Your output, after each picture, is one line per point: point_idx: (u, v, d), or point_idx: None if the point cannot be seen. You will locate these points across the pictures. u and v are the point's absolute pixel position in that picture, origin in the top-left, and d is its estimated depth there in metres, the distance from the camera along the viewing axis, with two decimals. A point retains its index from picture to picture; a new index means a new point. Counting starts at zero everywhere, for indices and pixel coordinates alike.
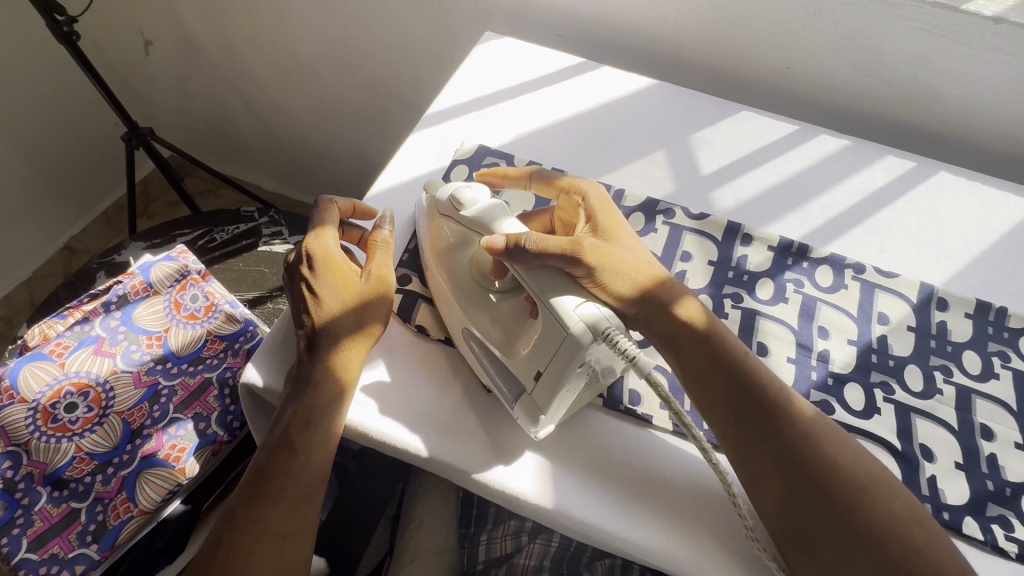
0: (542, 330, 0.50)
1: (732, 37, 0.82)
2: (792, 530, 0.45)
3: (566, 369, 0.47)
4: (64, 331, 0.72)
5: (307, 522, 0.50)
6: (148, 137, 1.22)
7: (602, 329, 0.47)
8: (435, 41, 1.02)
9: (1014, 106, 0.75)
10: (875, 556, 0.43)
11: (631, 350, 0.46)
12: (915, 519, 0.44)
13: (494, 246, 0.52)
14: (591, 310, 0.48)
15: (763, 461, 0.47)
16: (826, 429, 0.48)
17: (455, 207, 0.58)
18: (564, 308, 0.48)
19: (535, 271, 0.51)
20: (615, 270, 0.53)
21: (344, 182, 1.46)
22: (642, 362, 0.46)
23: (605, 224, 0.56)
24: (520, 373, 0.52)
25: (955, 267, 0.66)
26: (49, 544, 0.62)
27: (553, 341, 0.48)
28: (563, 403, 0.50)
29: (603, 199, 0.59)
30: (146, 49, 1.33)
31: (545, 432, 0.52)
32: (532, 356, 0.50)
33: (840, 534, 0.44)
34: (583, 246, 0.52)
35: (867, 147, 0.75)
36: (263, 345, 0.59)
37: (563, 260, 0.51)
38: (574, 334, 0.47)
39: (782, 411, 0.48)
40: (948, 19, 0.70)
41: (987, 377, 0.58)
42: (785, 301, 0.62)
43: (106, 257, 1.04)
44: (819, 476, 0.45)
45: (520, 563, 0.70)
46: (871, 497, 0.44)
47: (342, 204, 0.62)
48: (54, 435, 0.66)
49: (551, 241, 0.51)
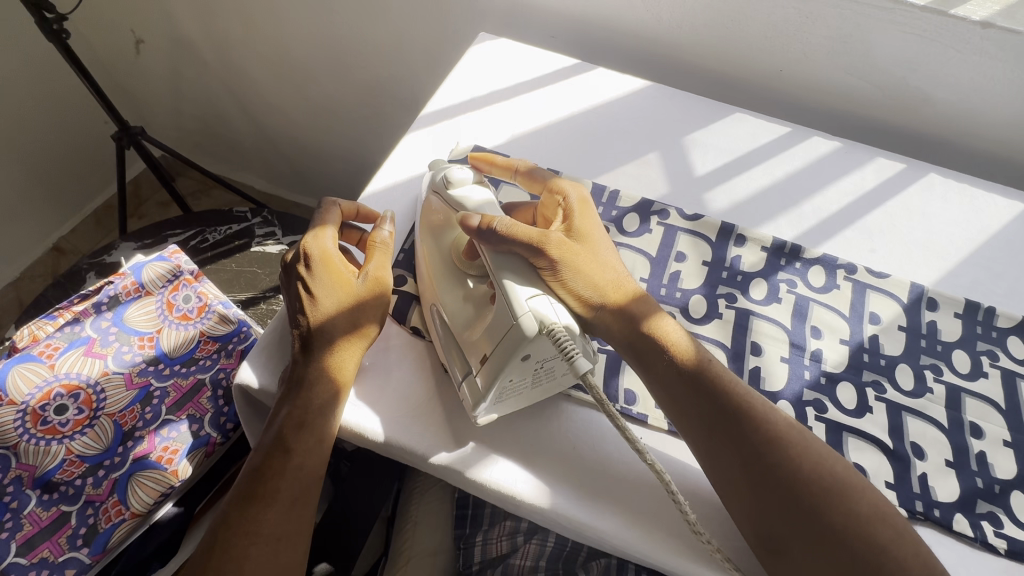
0: (494, 317, 0.51)
1: (724, 40, 0.82)
2: (762, 532, 0.46)
3: (508, 357, 0.48)
4: (54, 332, 0.71)
5: (302, 524, 0.50)
6: (139, 136, 1.20)
7: (548, 323, 0.48)
8: (430, 41, 1.02)
9: (1001, 109, 0.76)
10: (840, 552, 0.44)
11: (570, 348, 0.47)
12: (879, 517, 0.45)
13: (467, 223, 0.53)
14: (542, 303, 0.49)
15: (729, 467, 0.48)
16: (791, 429, 0.49)
17: (444, 185, 0.59)
18: (517, 296, 0.49)
19: (502, 254, 0.52)
20: (577, 268, 0.53)
21: (338, 182, 1.46)
22: (580, 362, 0.47)
23: (580, 225, 0.56)
24: (467, 356, 0.52)
25: (945, 267, 0.67)
26: (38, 548, 0.61)
27: (501, 327, 0.49)
28: (508, 392, 0.51)
29: (583, 200, 0.58)
30: (138, 48, 1.32)
31: (487, 419, 0.52)
32: (482, 339, 0.51)
33: (807, 534, 0.45)
34: (549, 239, 0.52)
35: (858, 149, 0.76)
36: (257, 345, 0.58)
37: (528, 248, 0.52)
38: (520, 323, 0.48)
39: (747, 414, 0.49)
40: (937, 23, 0.71)
41: (976, 376, 0.58)
42: (778, 301, 0.63)
43: (97, 258, 1.03)
44: (785, 478, 0.46)
45: (516, 563, 0.69)
46: (836, 496, 0.45)
47: (346, 206, 0.62)
48: (44, 438, 0.65)
49: (520, 228, 0.52)
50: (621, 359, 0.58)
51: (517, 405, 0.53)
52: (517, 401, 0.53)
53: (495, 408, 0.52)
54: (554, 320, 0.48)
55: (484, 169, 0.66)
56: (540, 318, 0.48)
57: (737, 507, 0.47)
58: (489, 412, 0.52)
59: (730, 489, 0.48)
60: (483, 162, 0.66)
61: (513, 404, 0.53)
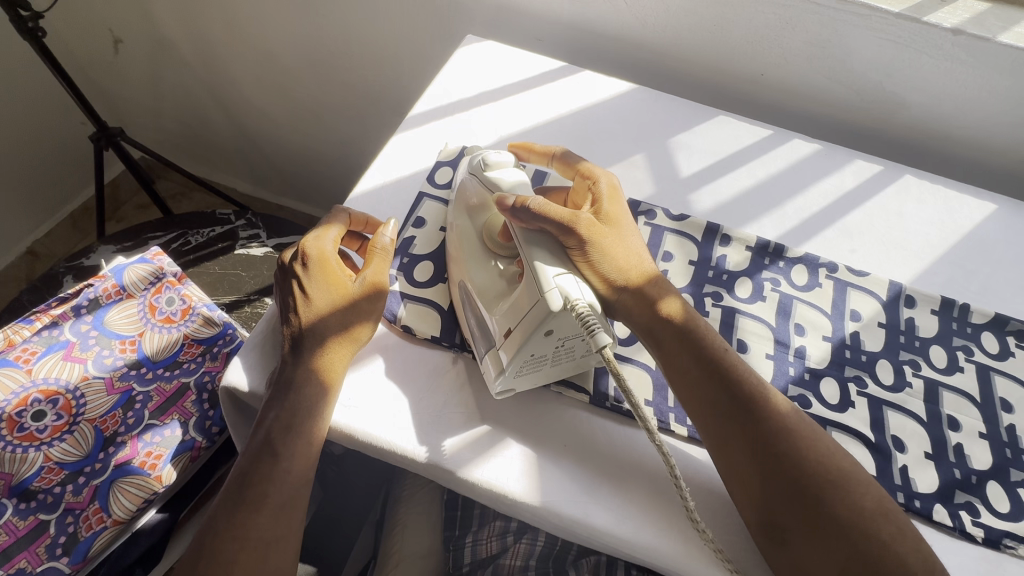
0: (522, 293, 0.52)
1: (708, 43, 0.84)
2: (767, 522, 0.47)
3: (532, 330, 0.50)
4: (31, 336, 0.70)
5: (292, 528, 0.49)
6: (118, 137, 1.18)
7: (573, 300, 0.48)
8: (416, 42, 1.02)
9: (972, 113, 0.79)
10: (840, 545, 0.45)
11: (592, 321, 0.47)
12: (881, 513, 0.46)
13: (502, 201, 0.55)
14: (568, 281, 0.50)
15: (743, 457, 0.49)
16: (800, 424, 0.50)
17: (480, 168, 0.60)
18: (544, 272, 0.50)
19: (533, 231, 0.53)
20: (605, 251, 0.54)
21: (323, 184, 1.44)
22: (598, 334, 0.46)
23: (609, 210, 0.58)
24: (494, 330, 0.54)
25: (921, 266, 0.69)
26: (15, 559, 0.59)
27: (529, 300, 0.51)
28: (529, 366, 0.52)
29: (613, 186, 0.60)
30: (116, 47, 1.30)
31: (504, 392, 0.54)
32: (507, 313, 0.53)
33: (814, 526, 0.46)
34: (580, 218, 0.53)
35: (837, 152, 0.78)
36: (248, 345, 0.58)
37: (559, 227, 0.53)
38: (546, 298, 0.49)
39: (758, 406, 0.50)
40: (910, 30, 0.74)
41: (953, 370, 0.60)
42: (763, 299, 0.64)
43: (75, 261, 1.01)
44: (796, 468, 0.47)
45: (506, 563, 0.68)
46: (841, 490, 0.46)
47: (355, 215, 0.62)
48: (20, 445, 0.63)
49: (552, 208, 0.53)
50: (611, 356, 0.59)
51: (536, 381, 0.55)
52: (535, 377, 0.54)
53: (514, 381, 0.53)
54: (578, 298, 0.49)
55: (523, 156, 0.68)
56: (565, 295, 0.49)
57: (747, 497, 0.48)
58: (507, 387, 0.53)
59: (740, 479, 0.49)
60: (522, 150, 0.68)
61: (532, 380, 0.54)
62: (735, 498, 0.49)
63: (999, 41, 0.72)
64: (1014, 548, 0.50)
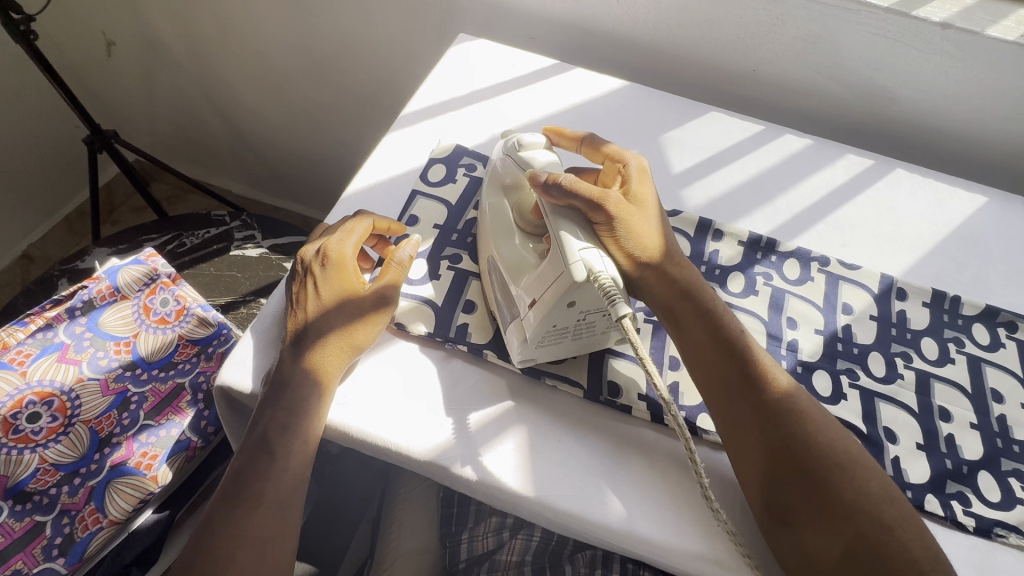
0: (547, 265, 0.52)
1: (699, 40, 0.84)
2: (774, 505, 0.47)
3: (556, 299, 0.50)
4: (25, 338, 0.69)
5: (289, 525, 0.50)
6: (112, 139, 1.17)
7: (595, 273, 0.48)
8: (411, 40, 1.02)
9: (961, 108, 0.79)
10: (846, 530, 0.45)
11: (614, 294, 0.47)
12: (887, 497, 0.47)
13: (533, 176, 0.55)
14: (592, 255, 0.50)
15: (752, 437, 0.49)
16: (811, 408, 0.50)
17: (515, 149, 0.61)
18: (569, 245, 0.50)
19: (562, 208, 0.53)
20: (631, 230, 0.53)
21: (318, 184, 1.44)
22: (618, 304, 0.46)
23: (638, 190, 0.57)
24: (518, 301, 0.55)
25: (913, 258, 0.69)
26: (11, 560, 0.59)
27: (553, 272, 0.51)
28: (551, 337, 0.54)
29: (642, 168, 0.59)
30: (110, 50, 1.29)
31: (524, 360, 0.55)
32: (530, 285, 0.53)
33: (822, 512, 0.46)
34: (608, 197, 0.53)
35: (828, 147, 0.78)
36: (256, 345, 0.58)
37: (588, 204, 0.53)
38: (570, 270, 0.49)
39: (770, 388, 0.50)
40: (899, 24, 0.74)
41: (944, 362, 0.61)
42: (755, 293, 0.64)
43: (69, 264, 1.01)
44: (804, 451, 0.48)
45: (502, 560, 0.67)
46: (848, 475, 0.47)
47: (379, 221, 0.61)
48: (15, 447, 0.63)
49: (581, 185, 0.53)
50: (607, 353, 0.59)
51: (556, 353, 0.56)
52: (556, 350, 0.56)
53: (536, 352, 0.55)
54: (602, 270, 0.49)
55: (553, 140, 0.66)
56: (589, 268, 0.49)
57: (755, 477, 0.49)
58: (527, 357, 0.55)
59: (746, 460, 0.49)
60: (553, 135, 0.66)
61: (553, 352, 0.56)
62: (741, 480, 0.50)
63: (988, 34, 0.72)
64: (1005, 537, 0.51)
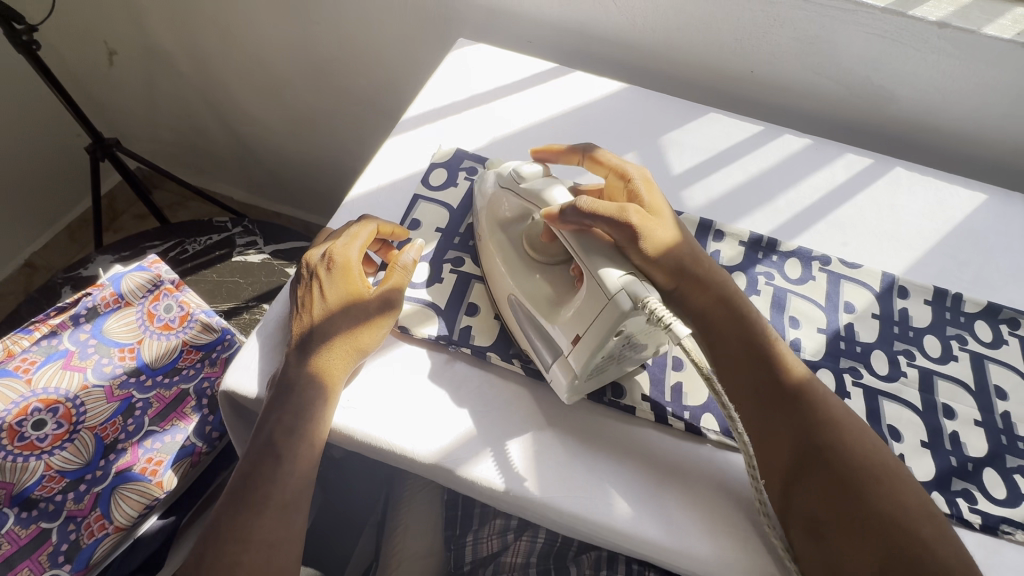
0: (585, 298, 0.51)
1: (698, 42, 0.85)
2: (804, 517, 0.47)
3: (604, 333, 0.48)
4: (30, 346, 0.70)
5: (295, 530, 0.50)
6: (114, 148, 1.18)
7: (642, 298, 0.47)
8: (411, 46, 1.03)
9: (960, 106, 0.80)
10: (880, 542, 0.44)
11: (666, 317, 0.46)
12: (924, 512, 0.46)
13: (550, 213, 0.53)
14: (634, 280, 0.49)
15: (788, 449, 0.50)
16: (847, 421, 0.50)
17: (516, 181, 0.59)
18: (609, 276, 0.49)
19: (585, 237, 0.52)
20: (655, 241, 0.54)
21: (319, 190, 1.45)
22: (676, 327, 0.45)
23: (649, 202, 0.57)
24: (559, 340, 0.53)
25: (914, 257, 0.69)
26: (18, 567, 0.59)
27: (595, 306, 0.49)
28: (596, 369, 0.52)
29: (646, 179, 0.59)
30: (111, 59, 1.30)
31: (574, 395, 0.54)
32: (574, 319, 0.51)
33: (855, 522, 0.45)
34: (629, 211, 0.54)
35: (828, 146, 0.78)
36: (259, 351, 0.58)
37: (609, 222, 0.52)
38: (614, 301, 0.47)
39: (803, 403, 0.51)
40: (896, 24, 0.75)
41: (947, 359, 0.61)
42: (757, 293, 0.64)
43: (72, 272, 1.01)
44: (838, 462, 0.48)
45: (507, 561, 0.67)
46: (884, 486, 0.46)
47: (383, 224, 0.62)
48: (21, 454, 0.63)
49: (600, 207, 0.52)
50: None
51: (600, 381, 0.55)
52: (601, 378, 0.54)
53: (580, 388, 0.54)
54: (648, 294, 0.48)
55: (547, 159, 0.65)
56: (634, 294, 0.47)
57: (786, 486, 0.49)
58: (576, 392, 0.54)
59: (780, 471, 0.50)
60: (547, 155, 0.65)
61: (597, 381, 0.54)
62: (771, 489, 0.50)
63: (985, 33, 0.73)
64: (1011, 534, 0.50)
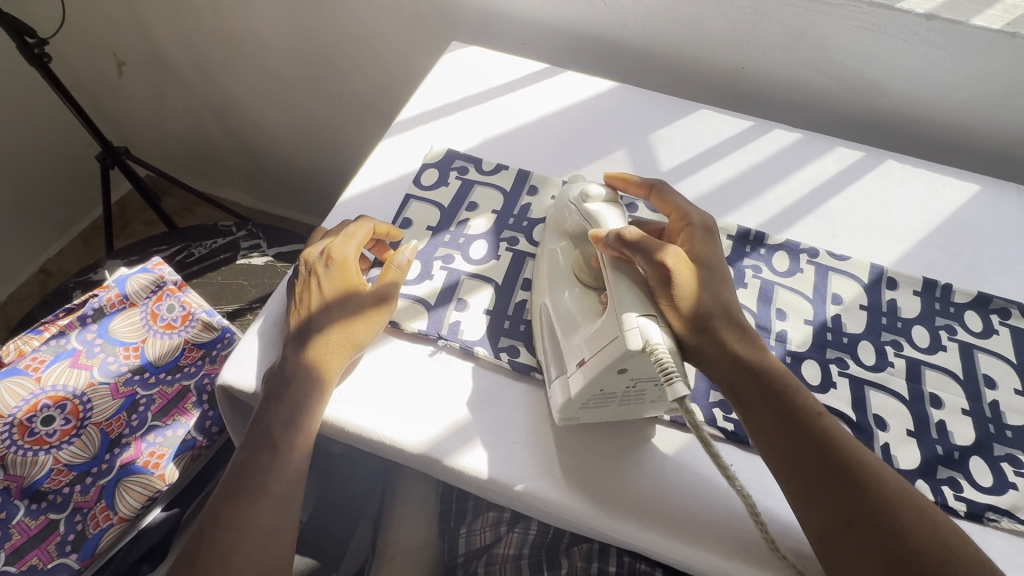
0: (602, 324, 0.52)
1: (688, 40, 0.86)
2: None
3: (606, 366, 0.49)
4: (40, 345, 0.73)
5: (291, 520, 0.51)
6: (123, 155, 1.21)
7: (652, 343, 0.47)
8: (408, 50, 1.05)
9: (952, 98, 0.80)
10: None
11: (672, 371, 0.46)
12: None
13: (598, 237, 0.56)
14: (650, 323, 0.49)
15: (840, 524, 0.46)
16: (901, 492, 0.47)
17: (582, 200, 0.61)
18: (627, 309, 0.50)
19: (622, 266, 0.53)
20: (687, 293, 0.52)
21: (322, 194, 1.48)
22: (675, 383, 0.45)
23: (701, 251, 0.56)
24: (566, 355, 0.54)
25: (903, 248, 0.69)
26: (27, 556, 0.61)
27: (607, 336, 0.50)
28: (597, 401, 0.52)
29: (708, 228, 0.59)
30: (120, 69, 1.34)
31: (568, 419, 0.54)
32: (586, 341, 0.52)
33: None
34: (672, 255, 0.53)
35: (818, 140, 0.79)
36: (256, 345, 0.60)
37: (647, 260, 0.52)
38: (625, 336, 0.48)
39: (855, 475, 0.47)
40: (884, 17, 0.75)
41: (935, 349, 0.61)
42: (744, 286, 0.65)
43: (83, 276, 1.04)
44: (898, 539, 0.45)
45: (499, 553, 0.69)
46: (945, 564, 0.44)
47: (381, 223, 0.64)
48: (31, 449, 0.65)
49: (643, 241, 0.53)
50: None
51: (600, 417, 0.54)
52: (602, 413, 0.53)
53: (579, 413, 0.53)
54: (659, 341, 0.48)
55: (618, 186, 0.66)
56: (646, 337, 0.48)
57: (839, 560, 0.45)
58: (571, 416, 0.53)
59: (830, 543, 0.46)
60: (619, 182, 0.66)
61: (598, 416, 0.54)
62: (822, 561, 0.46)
63: (974, 24, 0.73)
64: (997, 521, 0.51)
